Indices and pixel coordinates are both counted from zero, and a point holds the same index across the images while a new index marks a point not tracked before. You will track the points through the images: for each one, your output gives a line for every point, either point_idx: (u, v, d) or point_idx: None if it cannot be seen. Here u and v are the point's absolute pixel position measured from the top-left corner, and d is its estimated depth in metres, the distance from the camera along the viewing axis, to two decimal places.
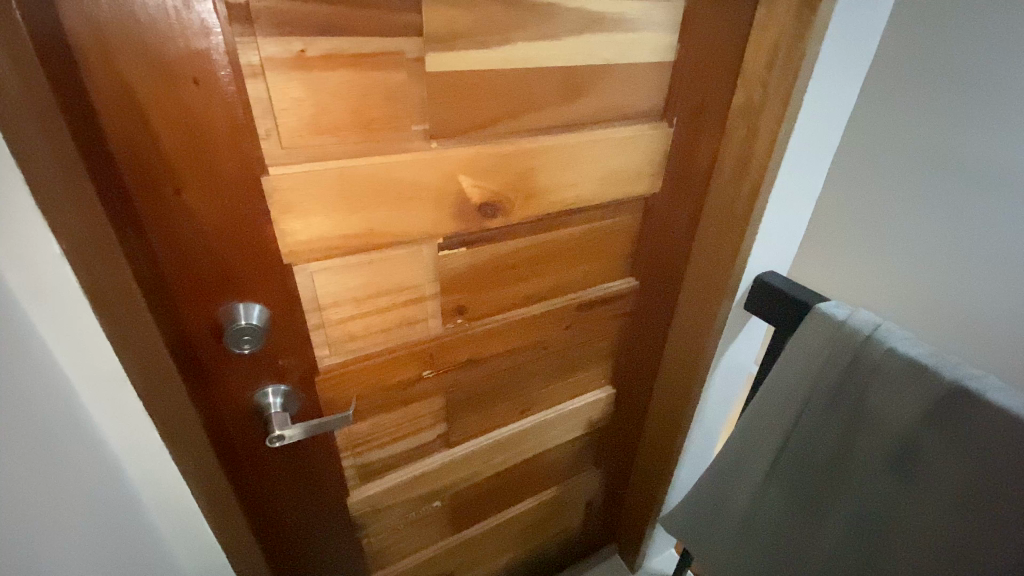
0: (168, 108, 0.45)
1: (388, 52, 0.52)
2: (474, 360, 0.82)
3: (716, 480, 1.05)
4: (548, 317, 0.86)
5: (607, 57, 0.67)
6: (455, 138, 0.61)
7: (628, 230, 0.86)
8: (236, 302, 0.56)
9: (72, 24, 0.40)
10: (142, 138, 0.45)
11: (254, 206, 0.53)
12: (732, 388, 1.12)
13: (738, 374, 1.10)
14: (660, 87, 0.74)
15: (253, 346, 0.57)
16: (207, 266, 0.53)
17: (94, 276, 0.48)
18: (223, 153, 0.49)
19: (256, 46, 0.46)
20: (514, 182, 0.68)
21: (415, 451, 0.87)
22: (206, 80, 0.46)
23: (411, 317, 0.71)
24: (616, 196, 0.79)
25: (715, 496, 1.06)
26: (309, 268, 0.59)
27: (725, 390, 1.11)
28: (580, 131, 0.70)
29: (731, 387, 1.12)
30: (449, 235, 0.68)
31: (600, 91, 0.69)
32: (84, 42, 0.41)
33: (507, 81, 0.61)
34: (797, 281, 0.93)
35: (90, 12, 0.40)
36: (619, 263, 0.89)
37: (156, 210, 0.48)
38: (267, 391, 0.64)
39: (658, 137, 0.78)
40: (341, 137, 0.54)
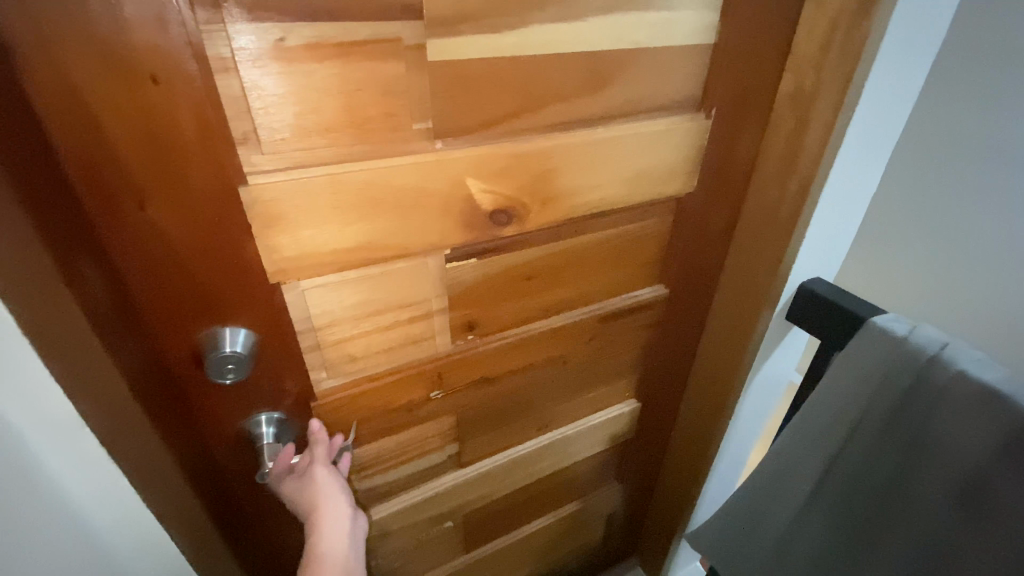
0: (124, 112, 0.39)
1: (384, 40, 0.45)
2: (487, 379, 0.75)
3: (748, 502, 0.97)
4: (568, 330, 0.78)
5: (638, 42, 0.58)
6: (463, 137, 0.54)
7: (658, 234, 0.78)
8: (218, 327, 0.51)
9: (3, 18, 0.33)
10: (97, 148, 0.39)
11: (233, 221, 0.46)
12: (769, 403, 1.03)
13: (776, 388, 1.01)
14: (696, 75, 0.65)
15: (238, 375, 0.51)
16: (182, 288, 0.47)
17: (33, 312, 0.39)
18: (193, 162, 0.42)
19: (226, 35, 0.39)
20: (530, 185, 0.60)
21: (424, 473, 0.81)
22: (166, 76, 0.39)
23: (416, 335, 0.65)
24: (645, 198, 0.71)
25: (747, 520, 0.98)
26: (301, 286, 0.53)
27: (762, 403, 1.02)
28: (606, 127, 0.62)
29: (769, 402, 1.03)
30: (457, 246, 0.60)
31: (629, 81, 0.60)
32: (20, 39, 0.34)
33: (522, 71, 0.53)
34: (844, 288, 0.83)
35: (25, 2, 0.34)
36: (646, 270, 0.81)
37: (118, 230, 0.42)
38: (258, 420, 0.58)
39: (693, 131, 0.68)
40: (331, 139, 0.47)
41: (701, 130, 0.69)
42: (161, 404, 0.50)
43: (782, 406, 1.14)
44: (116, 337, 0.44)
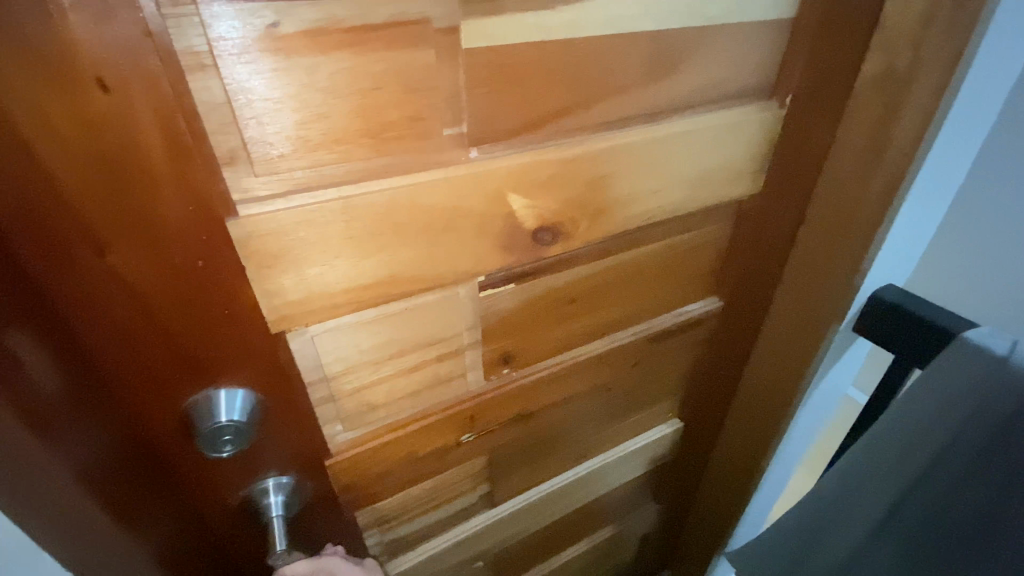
0: (67, 131, 0.28)
1: (407, 21, 0.35)
2: (522, 416, 0.66)
3: (794, 535, 0.84)
4: (614, 356, 0.69)
5: (713, 16, 0.47)
6: (504, 142, 0.44)
7: (714, 243, 0.68)
8: (210, 390, 0.40)
9: None
10: (32, 181, 0.28)
11: (223, 262, 0.36)
12: (823, 418, 0.94)
13: (832, 403, 0.92)
14: (774, 57, 0.54)
15: (237, 448, 0.42)
16: (158, 349, 0.37)
17: None
18: (166, 190, 0.32)
19: (201, 20, 0.29)
20: (580, 196, 0.50)
21: (454, 517, 0.72)
22: (119, 81, 0.28)
23: (445, 374, 0.55)
24: (708, 201, 0.60)
25: (792, 556, 0.85)
26: (309, 332, 0.44)
27: (818, 419, 0.93)
28: (668, 124, 0.51)
29: (824, 417, 0.93)
30: (493, 272, 0.51)
31: (698, 67, 0.50)
32: None
33: (574, 57, 0.43)
34: (919, 294, 0.74)
35: None
36: (700, 283, 0.71)
37: (74, 283, 0.32)
38: (264, 488, 0.48)
39: (763, 122, 0.58)
40: (343, 153, 0.37)
41: (773, 122, 0.59)
42: (132, 491, 0.40)
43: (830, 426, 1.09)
44: (61, 426, 0.33)
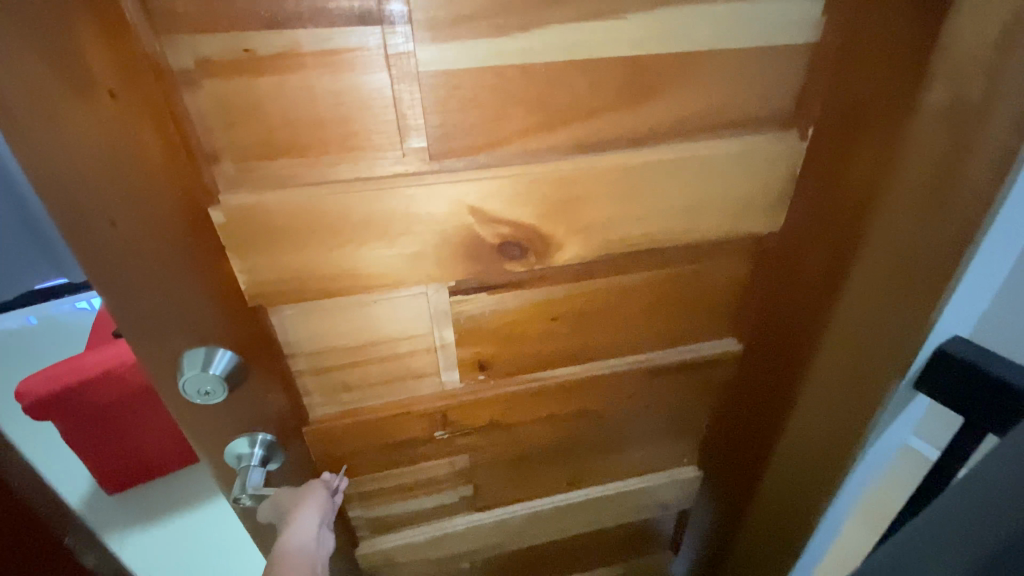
0: (85, 129, 0.36)
1: (363, 47, 0.40)
2: (502, 425, 0.68)
3: None
4: (604, 382, 0.68)
5: (700, 41, 0.46)
6: (464, 158, 0.47)
7: (726, 281, 0.64)
8: (199, 346, 0.49)
9: None
10: (60, 165, 0.37)
11: (206, 239, 0.44)
12: (870, 476, 0.83)
13: (883, 457, 0.81)
14: (789, 84, 0.50)
15: (214, 396, 0.51)
16: (157, 306, 0.46)
17: None
18: (158, 177, 0.40)
19: (188, 46, 0.37)
20: (550, 215, 0.51)
21: (435, 511, 0.76)
22: (125, 90, 0.36)
23: (417, 369, 0.59)
24: (706, 233, 0.57)
25: None
26: (286, 310, 0.51)
27: (865, 478, 0.82)
28: (650, 150, 0.50)
29: (871, 475, 0.82)
30: (461, 280, 0.54)
31: (687, 93, 0.48)
32: None
33: (537, 80, 0.44)
34: (992, 350, 0.62)
35: None
36: (709, 321, 0.67)
37: (91, 246, 0.41)
38: (248, 439, 0.55)
39: (778, 154, 0.53)
40: (310, 159, 0.43)
41: (791, 155, 0.54)
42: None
43: (900, 462, 1.25)
44: None
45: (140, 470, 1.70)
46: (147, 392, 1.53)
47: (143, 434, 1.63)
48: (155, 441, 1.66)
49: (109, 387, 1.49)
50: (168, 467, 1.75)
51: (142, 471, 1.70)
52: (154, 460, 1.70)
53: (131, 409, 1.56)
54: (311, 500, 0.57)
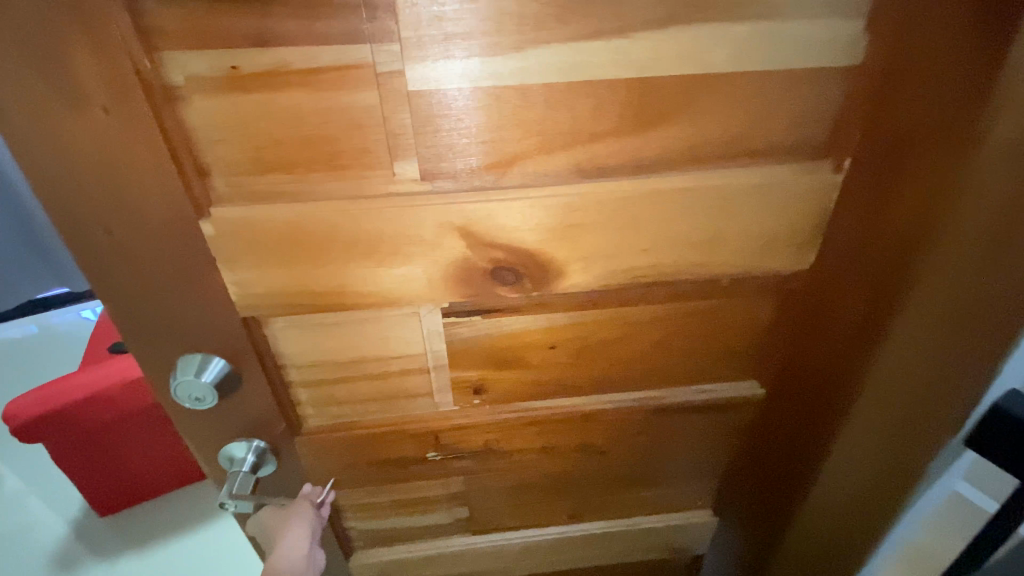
0: (81, 143, 0.37)
1: (350, 66, 0.39)
2: (499, 451, 0.65)
3: None
4: (608, 416, 0.64)
5: (715, 63, 0.42)
6: (457, 179, 0.45)
7: (747, 320, 0.58)
8: (194, 352, 0.50)
9: None
10: (59, 176, 0.39)
11: (197, 251, 0.44)
12: (908, 539, 0.75)
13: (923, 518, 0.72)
14: (822, 111, 0.45)
15: (205, 402, 0.52)
16: (153, 313, 0.47)
17: None
18: (150, 190, 0.40)
19: (178, 63, 0.37)
20: (548, 242, 0.48)
21: (429, 530, 0.75)
22: (116, 107, 0.37)
23: (410, 389, 0.58)
24: (723, 267, 0.52)
25: None
26: (277, 322, 0.51)
27: (901, 541, 0.74)
28: (659, 178, 0.46)
29: (909, 539, 0.74)
30: (455, 302, 0.51)
31: (700, 118, 0.44)
32: None
33: (534, 101, 0.42)
34: None
35: None
36: (728, 361, 0.62)
37: (90, 253, 0.43)
38: (242, 444, 0.56)
39: (806, 187, 0.48)
40: (298, 175, 0.43)
41: (823, 190, 0.48)
42: None
43: None
44: None
45: (125, 494, 1.42)
46: (148, 410, 1.28)
47: (147, 449, 1.37)
48: (153, 464, 1.40)
49: (129, 399, 1.25)
50: (152, 492, 1.46)
51: (127, 497, 1.43)
52: (157, 472, 1.43)
53: (151, 427, 1.33)
54: (300, 520, 0.57)
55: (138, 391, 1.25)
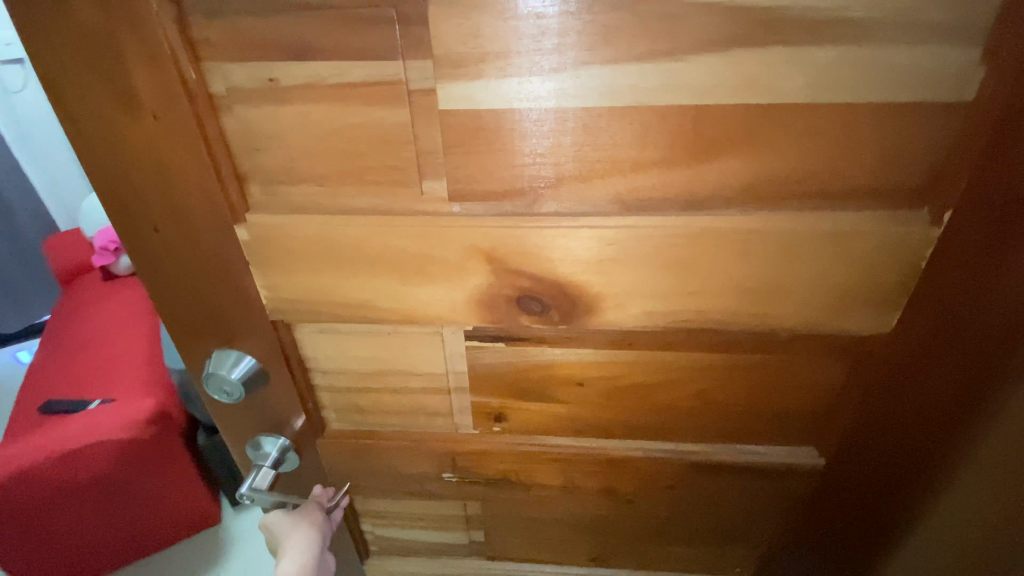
0: (135, 144, 0.39)
1: (384, 81, 0.38)
2: (520, 483, 0.63)
3: None
4: (637, 464, 0.59)
5: (788, 91, 0.36)
6: (487, 202, 0.43)
7: (807, 381, 0.51)
8: (227, 348, 0.51)
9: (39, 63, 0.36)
10: (116, 175, 0.41)
11: (232, 252, 0.45)
12: None
13: None
14: (919, 151, 0.38)
15: (232, 396, 0.53)
16: (193, 308, 0.49)
17: None
18: (194, 194, 0.42)
19: (222, 73, 0.38)
20: (580, 275, 0.45)
21: (444, 547, 0.73)
22: (164, 112, 0.38)
23: (430, 408, 0.57)
24: (783, 320, 0.46)
25: None
26: (305, 328, 0.52)
27: None
28: (711, 216, 0.41)
29: None
30: (479, 326, 0.49)
31: (765, 153, 0.39)
32: (52, 80, 0.37)
33: (575, 125, 0.39)
34: None
35: (51, 48, 0.36)
36: (781, 423, 0.55)
37: (140, 247, 0.45)
38: (268, 439, 0.57)
39: (893, 239, 0.41)
40: (329, 187, 0.43)
41: (914, 245, 0.41)
42: None
43: None
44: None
45: (71, 568, 1.18)
46: (97, 472, 1.05)
47: (121, 513, 1.15)
48: (123, 529, 1.18)
49: (74, 466, 1.03)
50: (123, 559, 1.24)
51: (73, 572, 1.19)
52: (143, 534, 1.21)
53: (115, 492, 1.11)
54: (305, 518, 0.58)
55: (108, 446, 1.04)
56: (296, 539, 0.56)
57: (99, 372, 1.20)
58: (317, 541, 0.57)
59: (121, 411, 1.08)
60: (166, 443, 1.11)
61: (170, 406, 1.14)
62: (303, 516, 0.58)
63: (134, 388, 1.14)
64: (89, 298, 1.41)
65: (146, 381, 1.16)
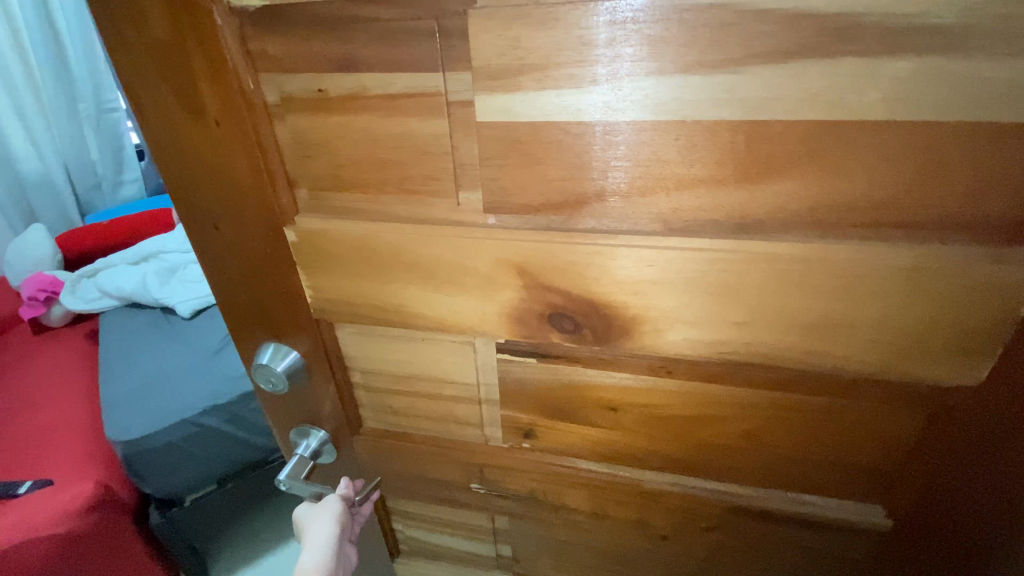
0: (200, 147, 0.42)
1: (424, 93, 0.38)
2: (549, 503, 0.61)
3: None
4: (673, 500, 0.55)
5: (859, 107, 0.32)
6: (521, 216, 0.42)
7: (872, 431, 0.45)
8: (273, 340, 0.54)
9: (125, 74, 0.40)
10: (185, 175, 0.45)
11: (280, 252, 0.48)
12: None
13: None
14: (1020, 178, 0.32)
15: (276, 386, 0.55)
16: (247, 301, 0.52)
17: None
18: (249, 195, 0.44)
19: (277, 84, 0.40)
20: (615, 297, 0.43)
21: (471, 557, 0.73)
22: (225, 119, 0.40)
23: (460, 416, 0.57)
24: (844, 361, 0.41)
25: None
26: (345, 327, 0.54)
27: None
28: (763, 241, 0.38)
29: None
30: (511, 339, 0.48)
31: (827, 175, 0.35)
32: (136, 89, 0.41)
33: (615, 140, 0.37)
34: None
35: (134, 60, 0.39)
36: (840, 475, 0.49)
37: (204, 242, 0.48)
38: (307, 430, 0.60)
39: (986, 279, 0.35)
40: (370, 195, 0.44)
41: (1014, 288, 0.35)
42: None
43: None
44: None
45: None
46: None
47: None
48: None
49: None
50: None
51: None
52: None
53: None
54: (328, 511, 0.58)
55: (40, 544, 0.85)
56: (318, 537, 0.56)
57: (24, 453, 0.99)
58: (338, 536, 0.57)
59: (59, 495, 0.91)
60: (111, 525, 0.96)
61: (114, 483, 1.01)
62: (325, 511, 0.58)
63: (73, 468, 0.98)
64: (10, 358, 1.25)
65: (86, 456, 1.01)
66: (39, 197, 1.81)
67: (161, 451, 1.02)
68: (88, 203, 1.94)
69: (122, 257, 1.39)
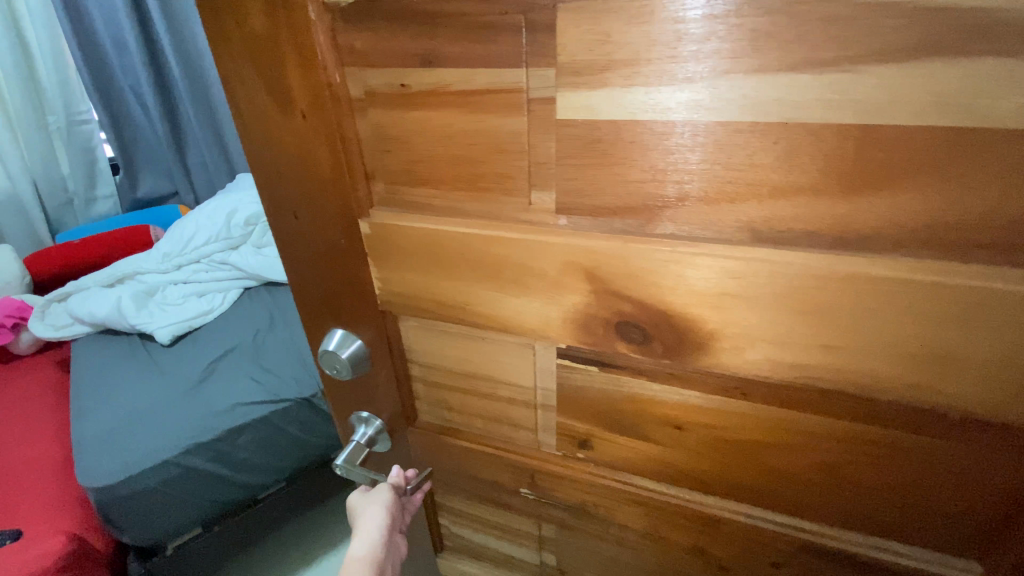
0: (287, 138, 0.44)
1: (506, 89, 0.38)
2: (600, 518, 0.59)
3: None
4: (736, 529, 0.52)
5: (997, 112, 0.28)
6: (595, 218, 0.40)
7: (977, 478, 0.40)
8: (341, 327, 0.55)
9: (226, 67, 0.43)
10: (271, 164, 0.46)
11: (352, 243, 0.49)
12: None
13: None
14: None
15: (340, 374, 0.56)
16: (318, 288, 0.53)
17: None
18: (325, 186, 0.45)
19: (362, 78, 0.41)
20: (690, 308, 0.40)
21: (515, 561, 0.72)
22: (312, 112, 0.42)
23: (515, 419, 0.56)
24: (953, 399, 0.36)
25: None
26: (409, 320, 0.54)
27: None
28: (864, 257, 0.34)
29: None
30: (573, 345, 0.47)
31: (949, 188, 0.31)
32: (234, 82, 0.43)
33: (703, 142, 0.35)
34: None
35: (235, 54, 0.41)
36: (933, 523, 0.44)
37: (283, 229, 0.50)
38: (364, 416, 0.60)
39: None
40: (443, 191, 0.44)
41: None
42: None
43: None
44: None
45: None
46: None
47: None
48: None
49: None
50: None
51: None
52: None
53: None
54: (380, 501, 0.58)
55: None
56: (369, 527, 0.56)
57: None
58: (388, 529, 0.57)
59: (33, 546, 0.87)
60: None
61: (87, 531, 0.96)
62: (376, 501, 0.58)
63: (45, 515, 0.93)
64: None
65: (61, 502, 0.96)
66: (6, 215, 1.92)
67: (138, 496, 1.01)
68: (59, 215, 2.08)
69: (97, 279, 1.42)
